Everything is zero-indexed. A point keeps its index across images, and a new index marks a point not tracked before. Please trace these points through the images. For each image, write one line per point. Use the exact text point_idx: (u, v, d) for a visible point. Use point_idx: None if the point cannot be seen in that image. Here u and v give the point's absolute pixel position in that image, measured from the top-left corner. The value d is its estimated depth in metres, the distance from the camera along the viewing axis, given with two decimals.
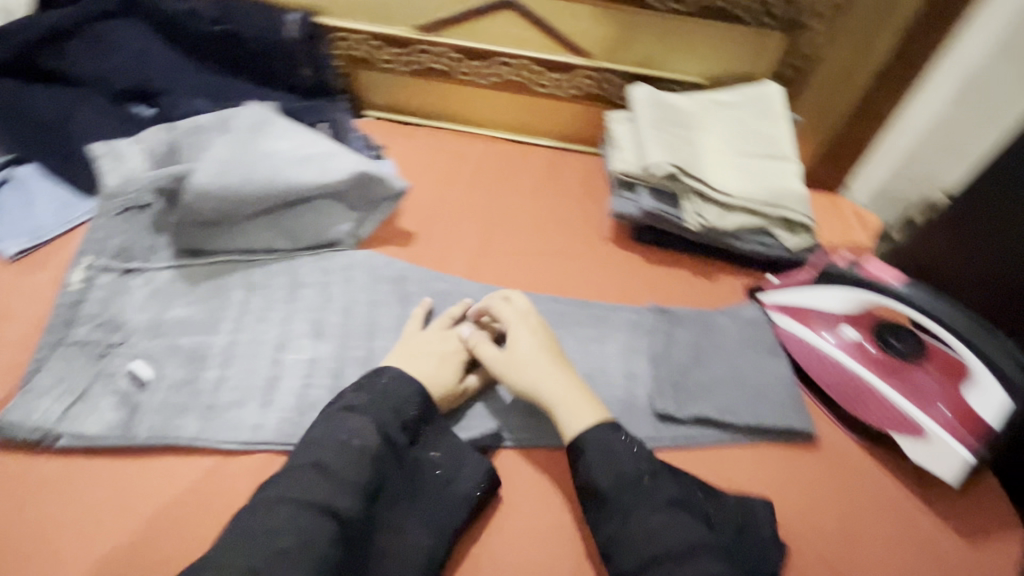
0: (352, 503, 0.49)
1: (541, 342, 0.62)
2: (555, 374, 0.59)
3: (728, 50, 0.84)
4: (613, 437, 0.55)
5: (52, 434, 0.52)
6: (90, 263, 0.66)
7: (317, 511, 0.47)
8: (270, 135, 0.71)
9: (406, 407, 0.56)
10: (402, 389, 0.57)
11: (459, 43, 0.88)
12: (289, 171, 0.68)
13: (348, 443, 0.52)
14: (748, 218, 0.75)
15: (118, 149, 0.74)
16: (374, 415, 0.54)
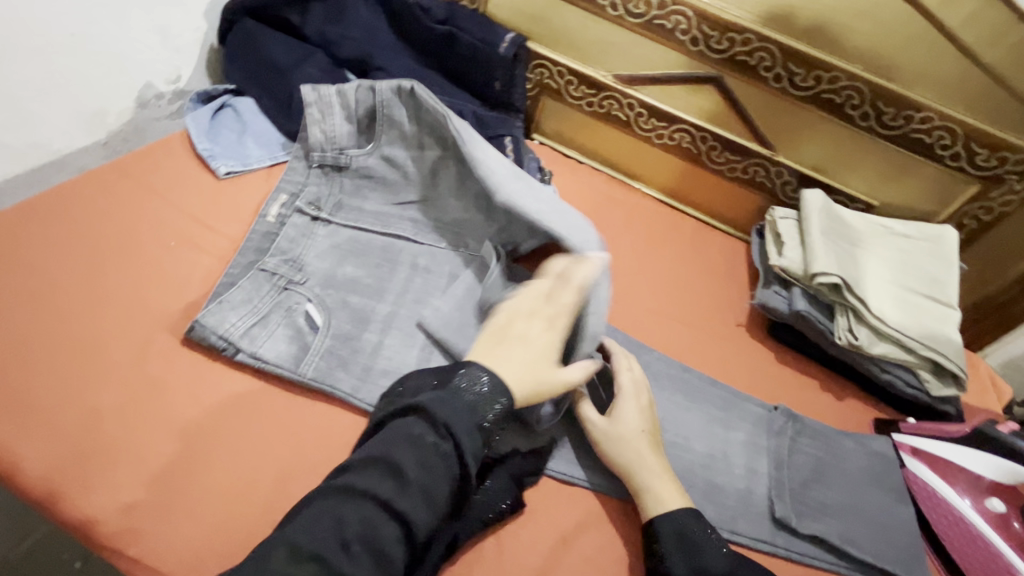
0: (426, 518, 0.45)
1: (650, 422, 0.60)
2: (654, 460, 0.57)
3: (912, 183, 0.84)
4: (684, 521, 0.54)
5: (233, 348, 0.56)
6: (286, 203, 0.72)
7: (389, 522, 0.44)
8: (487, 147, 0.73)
9: (482, 408, 0.49)
10: (492, 389, 0.50)
11: (649, 100, 0.91)
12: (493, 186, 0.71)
13: (420, 440, 0.46)
14: (899, 352, 0.73)
15: (327, 97, 0.76)
16: (451, 415, 0.47)
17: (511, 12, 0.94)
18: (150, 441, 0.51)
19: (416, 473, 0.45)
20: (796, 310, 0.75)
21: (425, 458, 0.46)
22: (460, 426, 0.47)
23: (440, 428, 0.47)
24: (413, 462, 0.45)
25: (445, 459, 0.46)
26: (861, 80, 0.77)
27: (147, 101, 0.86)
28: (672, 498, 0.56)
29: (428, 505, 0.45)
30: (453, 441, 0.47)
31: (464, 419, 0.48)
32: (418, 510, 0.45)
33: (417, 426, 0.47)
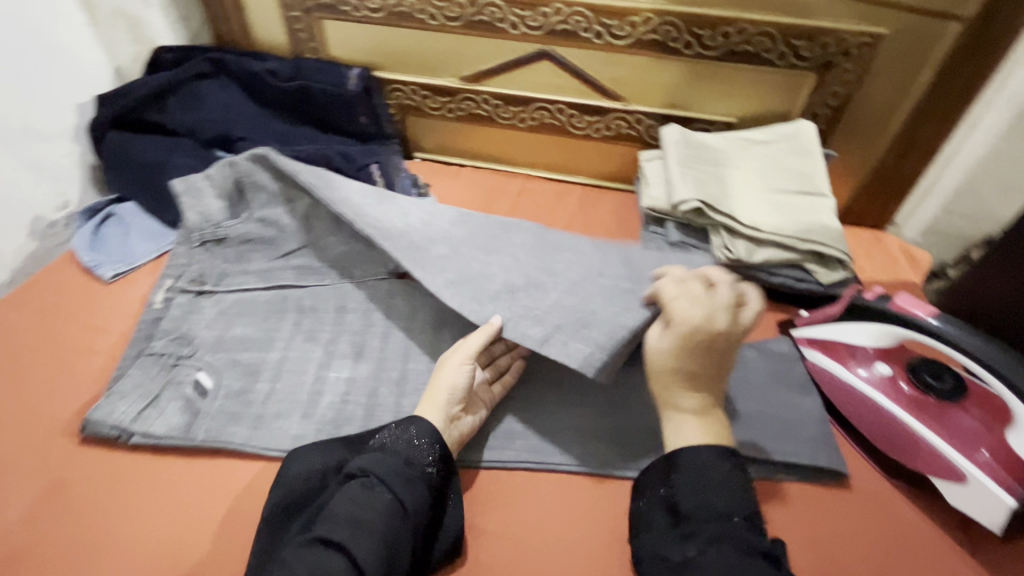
0: (371, 553, 0.48)
1: (707, 351, 0.53)
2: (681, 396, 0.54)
3: (759, 92, 0.87)
4: (703, 457, 0.51)
5: (126, 432, 0.60)
6: (170, 286, 0.76)
7: (337, 558, 0.47)
8: (348, 183, 0.78)
9: (419, 457, 0.56)
10: (421, 434, 0.57)
11: (498, 91, 0.96)
12: (372, 220, 0.75)
13: (360, 491, 0.51)
14: (780, 252, 0.75)
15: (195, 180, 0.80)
16: (385, 463, 0.54)
17: (351, 50, 0.98)
18: (56, 542, 0.54)
19: (357, 519, 0.49)
20: (672, 243, 0.77)
21: (372, 502, 0.51)
22: (399, 476, 0.53)
23: (373, 480, 0.52)
24: (351, 511, 0.50)
25: (386, 504, 0.51)
26: (670, 14, 0.80)
27: (42, 231, 0.93)
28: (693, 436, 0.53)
29: (373, 543, 0.48)
30: (389, 486, 0.52)
31: (399, 468, 0.54)
32: (367, 548, 0.48)
33: (356, 484, 0.52)
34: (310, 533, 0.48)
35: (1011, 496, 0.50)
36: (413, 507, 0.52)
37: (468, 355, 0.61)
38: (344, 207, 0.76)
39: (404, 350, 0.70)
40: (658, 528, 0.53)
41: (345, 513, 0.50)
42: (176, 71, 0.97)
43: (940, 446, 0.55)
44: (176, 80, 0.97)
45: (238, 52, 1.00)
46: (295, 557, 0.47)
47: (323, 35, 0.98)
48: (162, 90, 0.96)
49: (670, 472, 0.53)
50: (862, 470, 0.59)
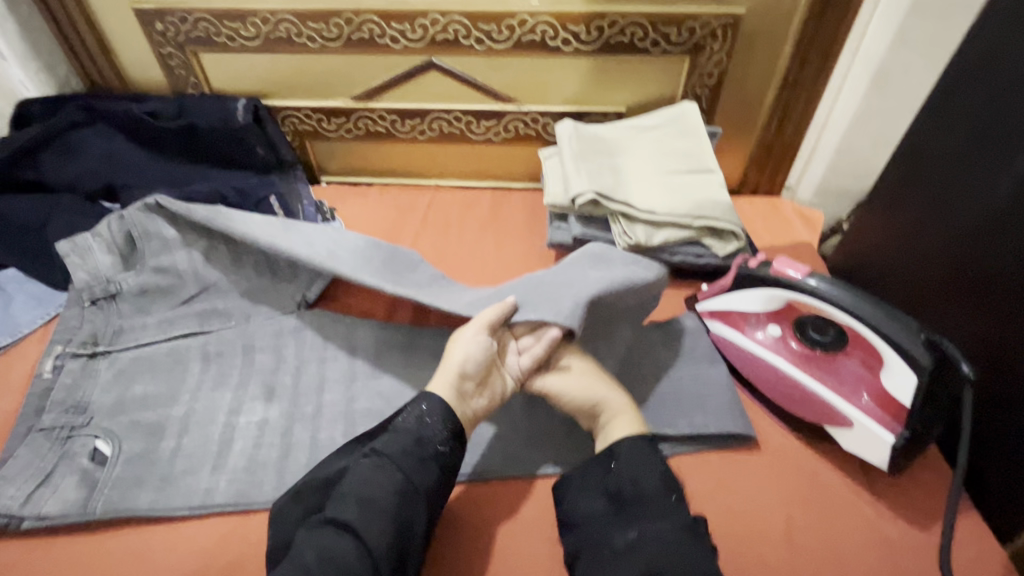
0: (383, 530, 0.49)
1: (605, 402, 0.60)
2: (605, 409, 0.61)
3: (642, 79, 0.90)
4: (641, 446, 0.56)
5: (16, 519, 0.55)
6: (59, 351, 0.69)
7: (347, 538, 0.48)
8: (240, 218, 0.74)
9: (431, 435, 0.55)
10: (430, 416, 0.55)
11: (393, 106, 0.95)
12: (270, 249, 0.72)
13: (375, 469, 0.52)
14: (677, 231, 0.78)
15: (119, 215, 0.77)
16: (394, 446, 0.54)
17: (235, 80, 0.95)
18: None
19: (366, 498, 0.50)
20: (575, 236, 0.79)
21: (381, 482, 0.51)
22: (407, 456, 0.53)
23: (384, 461, 0.53)
24: (361, 492, 0.51)
25: (396, 483, 0.51)
26: (544, 14, 0.82)
27: None
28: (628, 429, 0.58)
29: (381, 521, 0.49)
30: (397, 465, 0.52)
31: (410, 447, 0.54)
32: (378, 528, 0.49)
33: (367, 464, 0.53)
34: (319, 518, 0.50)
35: (891, 435, 0.54)
36: (423, 484, 0.53)
37: (490, 323, 0.61)
38: (244, 243, 0.72)
39: (318, 382, 0.68)
40: (594, 517, 0.54)
41: (352, 495, 0.51)
42: (44, 124, 0.90)
43: (827, 397, 0.58)
44: (46, 133, 0.91)
45: (115, 96, 0.96)
46: (308, 540, 0.48)
47: (202, 69, 0.94)
48: (31, 146, 0.90)
49: (610, 462, 0.56)
50: (768, 430, 0.62)
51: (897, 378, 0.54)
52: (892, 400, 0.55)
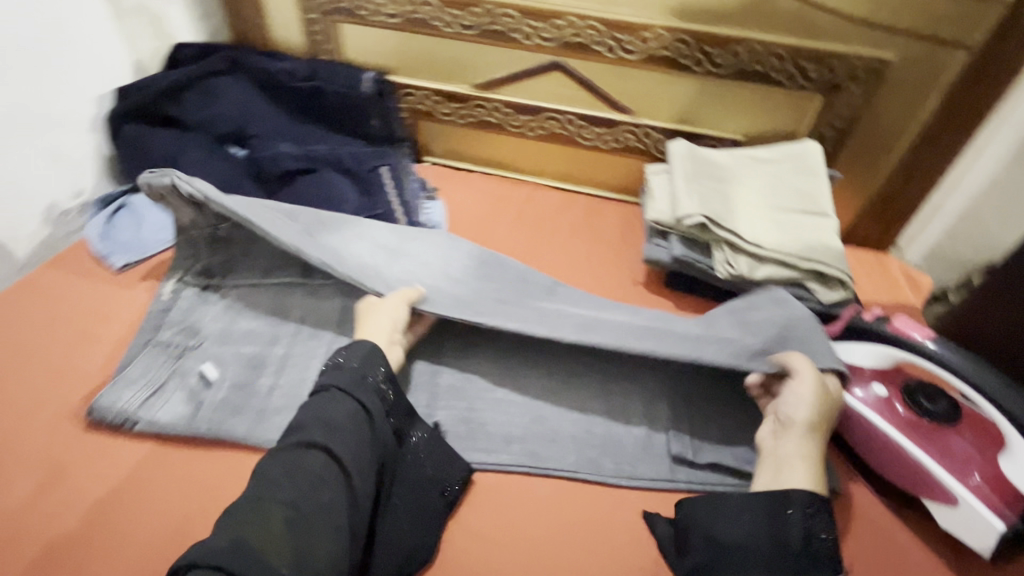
0: (349, 455, 0.51)
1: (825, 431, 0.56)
2: (799, 447, 0.54)
3: (767, 112, 0.88)
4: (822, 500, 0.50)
5: (132, 419, 0.60)
6: (179, 280, 0.74)
7: (314, 457, 0.50)
8: (357, 234, 0.74)
9: (372, 372, 0.57)
10: (365, 358, 0.58)
11: (510, 100, 0.97)
12: (372, 268, 0.69)
13: (332, 398, 0.54)
14: (781, 270, 0.76)
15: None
16: (341, 380, 0.55)
17: (368, 53, 1.00)
18: (56, 524, 0.55)
19: (329, 423, 0.52)
20: (675, 256, 0.78)
21: (341, 409, 0.53)
22: (357, 388, 0.55)
23: (336, 392, 0.54)
24: (318, 417, 0.52)
25: (351, 410, 0.54)
26: (682, 32, 0.82)
27: (56, 219, 0.95)
28: (801, 478, 0.52)
29: (353, 449, 0.52)
30: (349, 393, 0.55)
31: (360, 380, 0.56)
32: (344, 448, 0.51)
33: (323, 395, 0.54)
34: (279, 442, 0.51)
35: (1002, 521, 0.51)
36: (376, 412, 0.55)
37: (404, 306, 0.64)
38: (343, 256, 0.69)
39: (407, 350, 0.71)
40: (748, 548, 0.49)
41: (305, 418, 0.52)
42: (192, 68, 0.98)
43: (932, 470, 0.55)
44: (190, 76, 0.98)
45: (255, 51, 1.02)
46: (274, 458, 0.49)
47: (340, 39, 0.99)
48: (177, 86, 0.98)
49: (783, 504, 0.50)
50: (856, 492, 0.59)
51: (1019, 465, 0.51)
52: (1007, 486, 0.52)
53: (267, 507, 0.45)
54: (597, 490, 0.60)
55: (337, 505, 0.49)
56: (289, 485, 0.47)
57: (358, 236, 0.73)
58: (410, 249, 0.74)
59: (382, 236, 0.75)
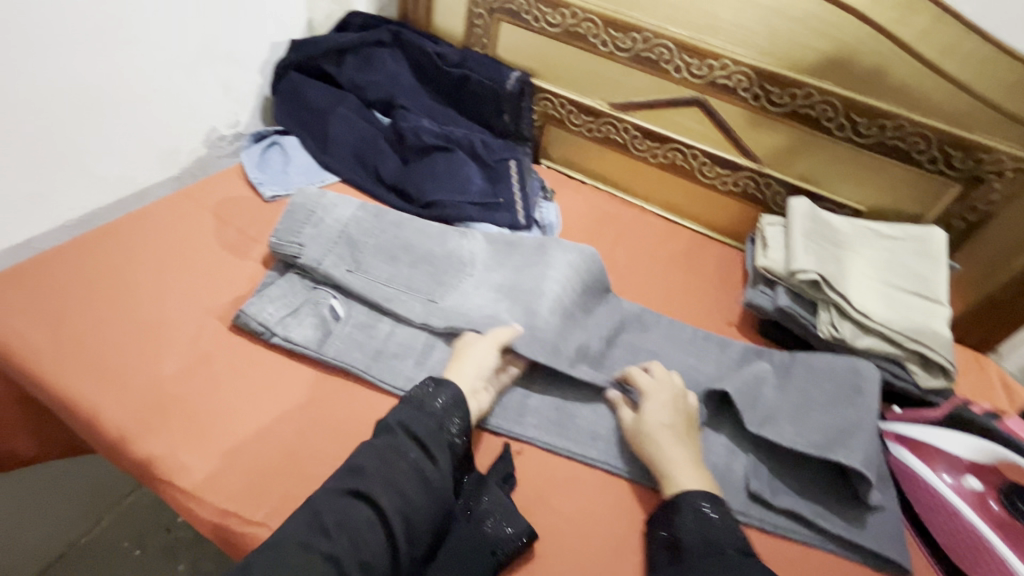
0: (395, 509, 0.52)
1: (679, 419, 0.64)
2: (680, 453, 0.61)
3: (897, 188, 0.88)
4: (702, 503, 0.57)
5: (270, 332, 0.67)
6: (319, 216, 0.75)
7: (363, 507, 0.51)
8: (473, 284, 0.76)
9: (448, 426, 0.58)
10: (448, 403, 0.59)
11: (640, 123, 1.00)
12: (494, 319, 0.72)
13: (397, 449, 0.55)
14: (883, 344, 0.76)
15: (317, 214, 0.75)
16: (412, 427, 0.56)
17: (518, 54, 1.07)
18: (194, 403, 0.61)
19: (390, 478, 0.53)
20: (779, 306, 0.80)
21: (399, 465, 0.54)
22: (431, 439, 0.56)
23: (404, 441, 0.55)
24: (381, 470, 0.53)
25: (411, 466, 0.54)
26: (833, 95, 0.84)
27: (213, 142, 1.05)
28: (694, 482, 0.59)
29: (400, 501, 0.52)
30: (421, 444, 0.56)
31: (435, 431, 0.57)
32: (393, 504, 0.52)
33: (391, 440, 0.55)
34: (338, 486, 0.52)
35: None
36: (443, 467, 0.55)
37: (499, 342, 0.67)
38: (463, 311, 0.72)
39: None
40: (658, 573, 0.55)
41: (366, 464, 0.53)
42: (359, 35, 1.06)
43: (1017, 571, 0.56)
44: (356, 42, 1.06)
45: (415, 31, 1.10)
46: (327, 501, 0.52)
47: (496, 36, 1.07)
48: (342, 49, 1.07)
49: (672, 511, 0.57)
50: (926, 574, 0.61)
51: None
52: None
53: (309, 551, 0.48)
54: None
55: (369, 549, 0.50)
56: (335, 536, 0.49)
57: (473, 286, 0.76)
58: (526, 284, 0.75)
59: (495, 277, 0.77)
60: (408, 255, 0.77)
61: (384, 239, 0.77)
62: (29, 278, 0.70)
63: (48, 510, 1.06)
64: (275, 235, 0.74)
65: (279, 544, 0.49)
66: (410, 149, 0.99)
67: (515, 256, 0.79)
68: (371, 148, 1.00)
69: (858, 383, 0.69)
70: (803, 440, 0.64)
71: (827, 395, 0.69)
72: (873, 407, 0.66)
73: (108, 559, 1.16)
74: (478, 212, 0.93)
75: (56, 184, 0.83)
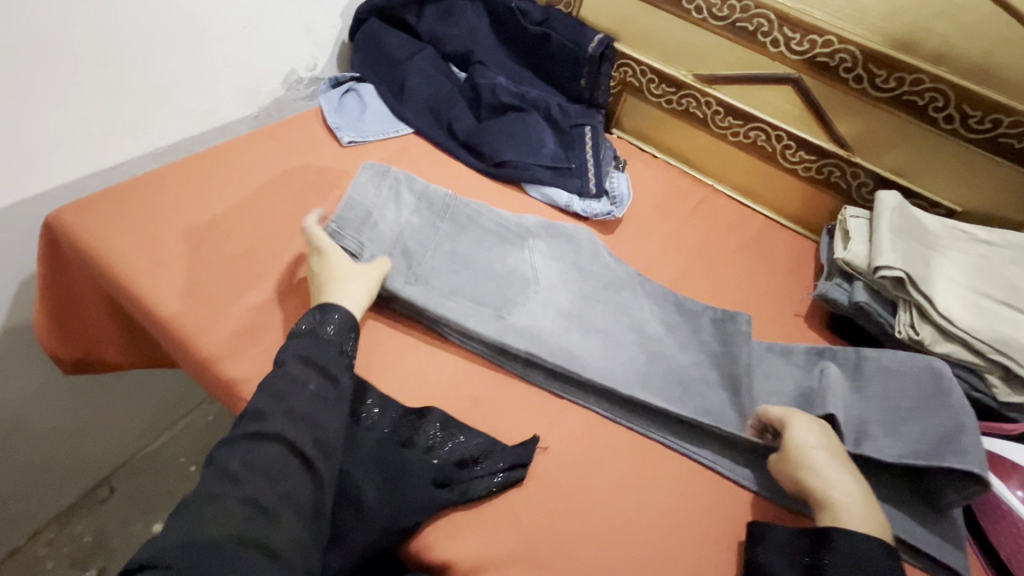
0: (307, 440, 0.52)
1: (833, 447, 0.60)
2: (845, 481, 0.58)
3: (1000, 190, 0.83)
4: (860, 540, 0.53)
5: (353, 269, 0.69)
6: (374, 216, 0.72)
7: (275, 444, 0.50)
8: (537, 300, 0.73)
9: (345, 347, 0.60)
10: (343, 326, 0.61)
11: (725, 99, 0.96)
12: (564, 345, 0.69)
13: (303, 384, 0.55)
14: (965, 352, 0.72)
15: (372, 217, 0.72)
16: (308, 357, 0.57)
17: (604, 16, 1.03)
18: (275, 334, 0.65)
19: (291, 409, 0.53)
20: (856, 301, 0.77)
21: (301, 395, 0.54)
22: (329, 362, 0.58)
23: (306, 367, 0.56)
24: (281, 406, 0.53)
25: (313, 393, 0.55)
26: (946, 82, 0.79)
27: (291, 84, 1.06)
28: (859, 518, 0.55)
29: (308, 431, 0.52)
30: (314, 368, 0.57)
31: (331, 356, 0.58)
32: (302, 436, 0.52)
33: (295, 368, 0.56)
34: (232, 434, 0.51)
35: None
36: (344, 383, 0.58)
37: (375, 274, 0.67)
38: (531, 331, 0.69)
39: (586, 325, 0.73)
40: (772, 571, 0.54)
41: (267, 404, 0.53)
42: None
43: None
44: None
45: None
46: (231, 449, 0.50)
47: None
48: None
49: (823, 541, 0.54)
50: None
51: None
52: None
53: (221, 501, 0.46)
54: (719, 483, 0.65)
55: (288, 482, 0.49)
56: (246, 480, 0.48)
57: (541, 305, 0.73)
58: (590, 317, 0.74)
59: (560, 298, 0.75)
60: (470, 266, 0.73)
61: (442, 250, 0.73)
62: (128, 200, 0.74)
63: (124, 417, 1.15)
64: (333, 223, 0.71)
65: (187, 506, 0.46)
66: (485, 107, 0.98)
67: (589, 285, 0.77)
68: (446, 103, 0.99)
69: (940, 383, 0.66)
70: (904, 451, 0.62)
71: (911, 398, 0.67)
72: (964, 403, 0.63)
73: (168, 472, 1.25)
74: (549, 176, 0.92)
75: (151, 111, 0.86)
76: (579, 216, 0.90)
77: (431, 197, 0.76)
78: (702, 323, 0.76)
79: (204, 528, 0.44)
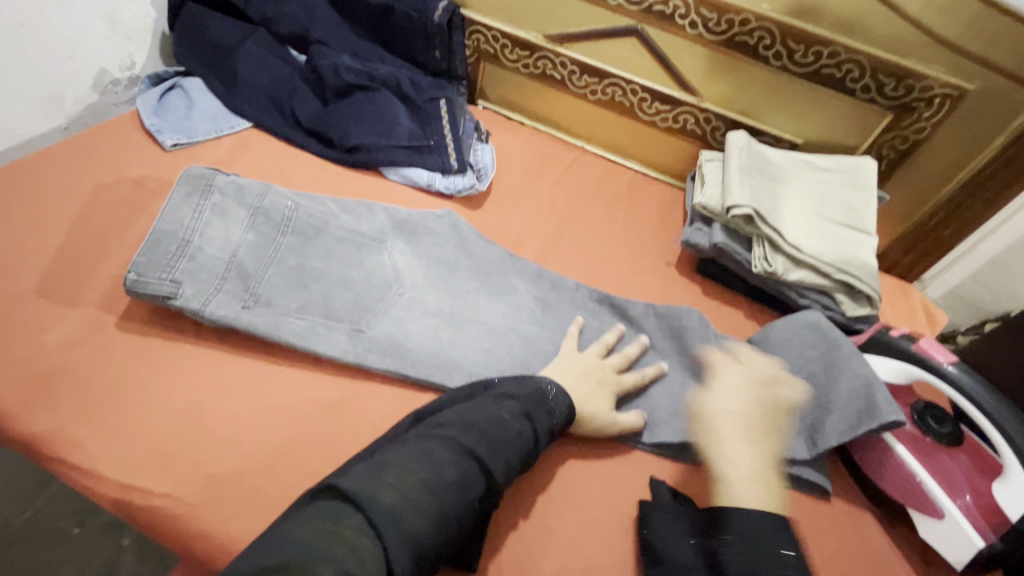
0: (502, 474, 0.50)
1: (754, 403, 0.61)
2: (744, 455, 0.57)
3: (833, 120, 0.88)
4: (751, 516, 0.51)
5: (172, 300, 0.60)
6: (192, 239, 0.62)
7: (476, 469, 0.48)
8: (402, 299, 0.69)
9: (555, 401, 0.59)
10: (563, 403, 0.59)
11: (578, 58, 0.95)
12: (433, 345, 0.66)
13: (511, 422, 0.53)
14: (815, 277, 0.77)
15: (192, 245, 0.61)
16: (529, 404, 0.56)
17: None
18: (86, 375, 0.57)
19: (503, 448, 0.51)
20: (714, 243, 0.79)
21: (509, 431, 0.52)
22: (535, 410, 0.56)
23: (525, 412, 0.55)
24: (500, 442, 0.51)
25: (526, 435, 0.54)
26: (769, 20, 0.81)
27: (104, 86, 0.93)
28: (751, 498, 0.53)
29: (506, 466, 0.51)
30: (531, 422, 0.55)
31: (541, 406, 0.57)
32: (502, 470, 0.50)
33: (513, 407, 0.55)
34: (451, 434, 0.50)
35: (982, 539, 0.55)
36: (541, 446, 0.56)
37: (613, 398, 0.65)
38: (395, 335, 0.66)
39: (458, 313, 0.70)
40: (687, 571, 0.52)
41: (488, 428, 0.52)
42: None
43: (924, 482, 0.60)
44: None
45: None
46: (448, 445, 0.48)
47: None
48: None
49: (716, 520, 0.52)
50: (840, 487, 0.65)
51: (1010, 492, 0.55)
52: (993, 508, 0.56)
53: (430, 494, 0.43)
54: (596, 444, 0.65)
55: (470, 508, 0.46)
56: (447, 492, 0.45)
57: (406, 307, 0.69)
58: (461, 311, 0.71)
59: (427, 297, 0.70)
60: (320, 280, 0.67)
61: (286, 265, 0.66)
62: None
63: None
64: (134, 269, 0.59)
65: (398, 471, 0.44)
66: (330, 90, 0.91)
67: (456, 276, 0.74)
68: (286, 91, 0.91)
69: (823, 336, 0.70)
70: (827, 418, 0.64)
71: (813, 360, 0.69)
72: (857, 353, 0.67)
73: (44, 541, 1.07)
74: (408, 156, 0.87)
75: None
76: (443, 194, 0.87)
77: (268, 211, 0.67)
78: (575, 295, 0.76)
79: (412, 519, 0.41)
